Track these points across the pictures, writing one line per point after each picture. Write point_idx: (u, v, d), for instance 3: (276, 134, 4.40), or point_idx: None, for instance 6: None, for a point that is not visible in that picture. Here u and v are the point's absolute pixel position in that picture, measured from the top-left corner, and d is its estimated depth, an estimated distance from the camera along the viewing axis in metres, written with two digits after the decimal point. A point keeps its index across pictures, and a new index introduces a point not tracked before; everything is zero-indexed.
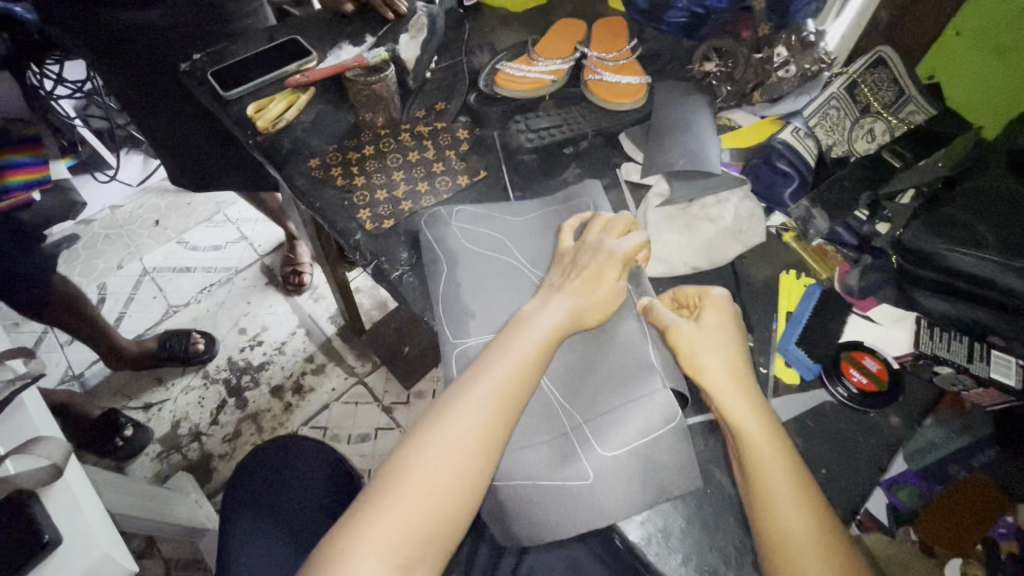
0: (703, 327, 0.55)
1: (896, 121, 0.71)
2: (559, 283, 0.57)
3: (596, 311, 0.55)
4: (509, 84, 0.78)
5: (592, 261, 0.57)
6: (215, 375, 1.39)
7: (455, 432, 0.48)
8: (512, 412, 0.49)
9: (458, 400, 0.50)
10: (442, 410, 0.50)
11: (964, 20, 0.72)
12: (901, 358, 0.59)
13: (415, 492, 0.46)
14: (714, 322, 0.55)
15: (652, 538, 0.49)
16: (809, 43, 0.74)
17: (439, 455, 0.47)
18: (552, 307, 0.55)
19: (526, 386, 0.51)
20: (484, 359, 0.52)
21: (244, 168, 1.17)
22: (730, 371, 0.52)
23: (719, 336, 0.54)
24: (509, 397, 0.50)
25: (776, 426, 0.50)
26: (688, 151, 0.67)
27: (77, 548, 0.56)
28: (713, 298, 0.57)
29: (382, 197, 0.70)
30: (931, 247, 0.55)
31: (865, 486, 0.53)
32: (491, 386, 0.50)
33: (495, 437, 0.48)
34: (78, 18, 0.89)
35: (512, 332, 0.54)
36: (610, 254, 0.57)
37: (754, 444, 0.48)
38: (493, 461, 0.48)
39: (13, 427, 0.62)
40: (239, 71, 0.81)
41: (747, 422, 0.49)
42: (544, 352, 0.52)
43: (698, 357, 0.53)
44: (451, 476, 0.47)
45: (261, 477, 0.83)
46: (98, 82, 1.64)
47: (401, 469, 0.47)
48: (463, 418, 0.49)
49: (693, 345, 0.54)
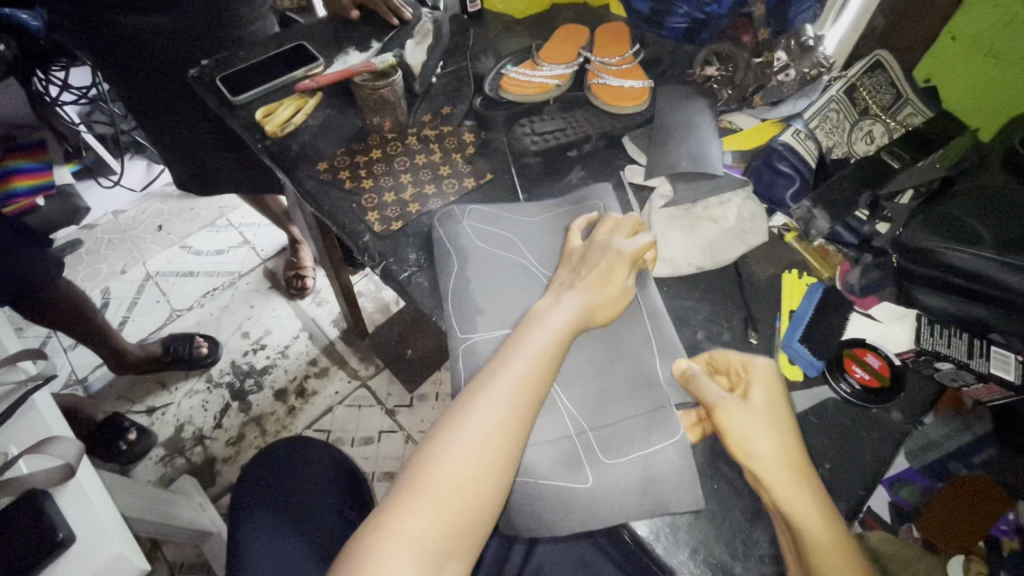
0: (754, 409, 0.50)
1: (894, 124, 0.73)
2: (568, 281, 0.58)
3: (606, 309, 0.56)
4: (514, 88, 0.79)
5: (603, 261, 0.58)
6: (219, 379, 1.39)
7: (474, 433, 0.49)
8: (529, 408, 0.50)
9: (477, 399, 0.51)
10: (460, 410, 0.50)
11: (958, 24, 0.74)
12: (902, 355, 0.60)
13: (439, 490, 0.47)
14: (764, 402, 0.50)
15: (659, 533, 0.50)
16: (809, 48, 0.75)
17: (461, 454, 0.48)
18: (564, 303, 0.56)
19: (542, 381, 0.52)
20: (499, 357, 0.53)
21: (249, 172, 1.18)
22: (784, 456, 0.48)
23: (770, 417, 0.50)
24: (526, 393, 0.51)
25: (837, 522, 0.46)
26: (691, 153, 0.69)
27: (89, 549, 0.56)
28: (759, 371, 0.52)
29: (389, 199, 0.71)
30: (928, 244, 0.57)
31: (869, 480, 0.54)
32: (508, 383, 0.51)
33: (514, 434, 0.49)
34: (87, 24, 0.90)
35: (524, 329, 0.55)
36: (620, 253, 0.58)
37: (820, 548, 0.44)
38: (513, 458, 0.49)
39: (24, 428, 0.62)
40: (247, 76, 0.82)
41: (810, 522, 0.45)
42: (556, 347, 0.53)
43: (751, 444, 0.48)
44: (473, 473, 0.47)
45: (269, 478, 0.83)
46: (102, 88, 1.65)
47: (423, 469, 0.48)
48: (482, 417, 0.49)
49: (745, 431, 0.49)
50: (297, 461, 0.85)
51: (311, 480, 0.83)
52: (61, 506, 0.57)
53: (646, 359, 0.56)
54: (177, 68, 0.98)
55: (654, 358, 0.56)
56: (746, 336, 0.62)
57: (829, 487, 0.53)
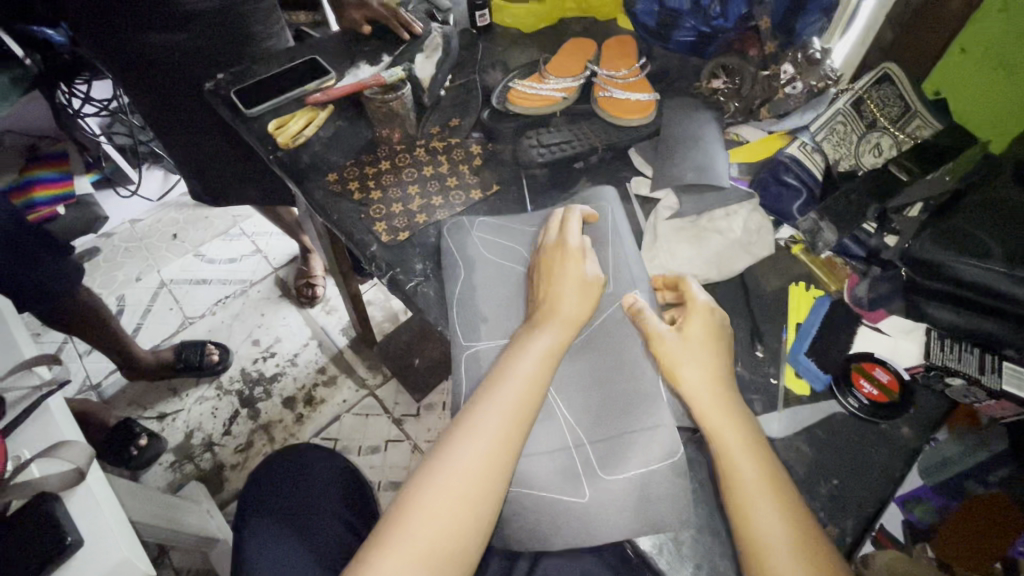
0: (691, 347, 0.55)
1: (903, 137, 0.72)
2: (530, 294, 0.59)
3: (579, 314, 0.57)
4: (521, 101, 0.81)
5: (551, 257, 0.60)
6: (228, 386, 1.41)
7: (460, 466, 0.50)
8: (518, 441, 0.51)
9: (463, 433, 0.51)
10: (448, 446, 0.51)
11: (965, 38, 0.74)
12: (912, 370, 0.59)
13: (423, 527, 0.47)
14: (699, 337, 0.55)
15: (663, 547, 0.49)
16: (816, 61, 0.76)
17: (445, 489, 0.49)
18: (541, 321, 0.56)
19: (528, 411, 0.52)
20: (485, 387, 0.53)
21: (261, 182, 1.20)
22: (709, 380, 0.53)
23: (701, 345, 0.55)
24: (513, 424, 0.51)
25: (767, 463, 0.50)
26: (695, 165, 0.69)
27: (95, 552, 0.57)
28: (698, 310, 0.56)
29: (397, 210, 0.72)
30: (938, 257, 0.56)
31: (878, 497, 0.53)
32: (494, 415, 0.51)
33: (501, 467, 0.49)
34: (108, 38, 0.92)
35: (508, 356, 0.55)
36: (566, 246, 0.60)
37: (738, 475, 0.49)
38: (500, 491, 0.49)
39: (36, 431, 0.63)
40: (261, 90, 0.84)
41: (738, 457, 0.50)
42: (541, 372, 0.53)
43: (677, 367, 0.54)
44: (459, 508, 0.48)
45: (275, 487, 0.84)
46: (122, 100, 1.69)
47: (409, 505, 0.49)
48: (467, 452, 0.50)
49: (675, 357, 0.54)
50: (306, 468, 0.86)
51: (321, 488, 0.83)
52: (70, 510, 0.58)
53: (643, 373, 0.55)
54: (193, 81, 1.00)
55: (653, 374, 0.55)
56: (753, 349, 0.61)
57: (838, 504, 0.52)
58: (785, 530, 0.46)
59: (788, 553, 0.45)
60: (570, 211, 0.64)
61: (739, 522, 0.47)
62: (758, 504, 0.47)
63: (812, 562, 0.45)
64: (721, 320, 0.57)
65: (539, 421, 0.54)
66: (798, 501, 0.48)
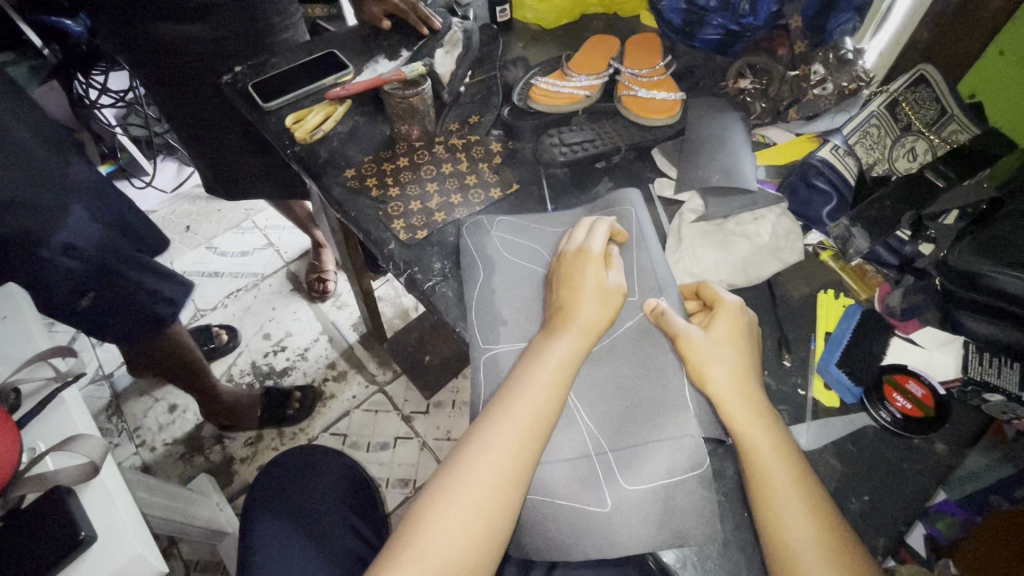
0: (719, 347, 0.53)
1: (938, 141, 0.70)
2: (552, 300, 0.58)
3: (600, 320, 0.55)
4: (544, 99, 0.79)
5: (571, 262, 0.58)
6: (239, 379, 1.41)
7: (477, 479, 0.48)
8: (533, 454, 0.49)
9: (477, 447, 0.50)
10: (465, 456, 0.50)
11: (1003, 39, 0.72)
12: (947, 384, 0.58)
13: (433, 544, 0.46)
14: (726, 337, 0.54)
15: (686, 561, 0.48)
16: (847, 61, 0.74)
17: (457, 503, 0.48)
18: (563, 329, 0.54)
19: (544, 424, 0.50)
20: (501, 399, 0.52)
21: (276, 176, 1.19)
22: (737, 383, 0.52)
23: (730, 349, 0.53)
24: (528, 438, 0.50)
25: (800, 468, 0.48)
26: (722, 168, 0.67)
27: (110, 548, 0.55)
28: (723, 310, 0.55)
29: (415, 208, 0.71)
30: (975, 267, 0.54)
31: (907, 516, 0.51)
32: (508, 427, 0.50)
33: (515, 481, 0.48)
34: (126, 29, 0.92)
35: (525, 366, 0.53)
36: (586, 251, 0.58)
37: (768, 482, 0.48)
38: (513, 506, 0.47)
39: (52, 424, 0.62)
40: (281, 84, 0.83)
41: (769, 465, 0.48)
42: (559, 379, 0.52)
43: (705, 369, 0.52)
44: (473, 520, 0.47)
45: (287, 484, 0.82)
46: (138, 91, 1.67)
47: (421, 519, 0.48)
48: (483, 462, 0.49)
49: (702, 357, 0.53)
50: (313, 466, 0.85)
51: (326, 488, 0.83)
52: (85, 505, 0.57)
53: (669, 381, 0.54)
54: (208, 73, 0.99)
55: (680, 379, 0.54)
56: (780, 358, 0.60)
57: (865, 522, 0.51)
58: (816, 539, 0.45)
59: (819, 562, 0.44)
60: (596, 219, 0.62)
61: (768, 528, 0.46)
62: (788, 511, 0.46)
63: (845, 571, 0.44)
64: (747, 324, 0.55)
65: (559, 428, 0.53)
66: (831, 511, 0.47)
